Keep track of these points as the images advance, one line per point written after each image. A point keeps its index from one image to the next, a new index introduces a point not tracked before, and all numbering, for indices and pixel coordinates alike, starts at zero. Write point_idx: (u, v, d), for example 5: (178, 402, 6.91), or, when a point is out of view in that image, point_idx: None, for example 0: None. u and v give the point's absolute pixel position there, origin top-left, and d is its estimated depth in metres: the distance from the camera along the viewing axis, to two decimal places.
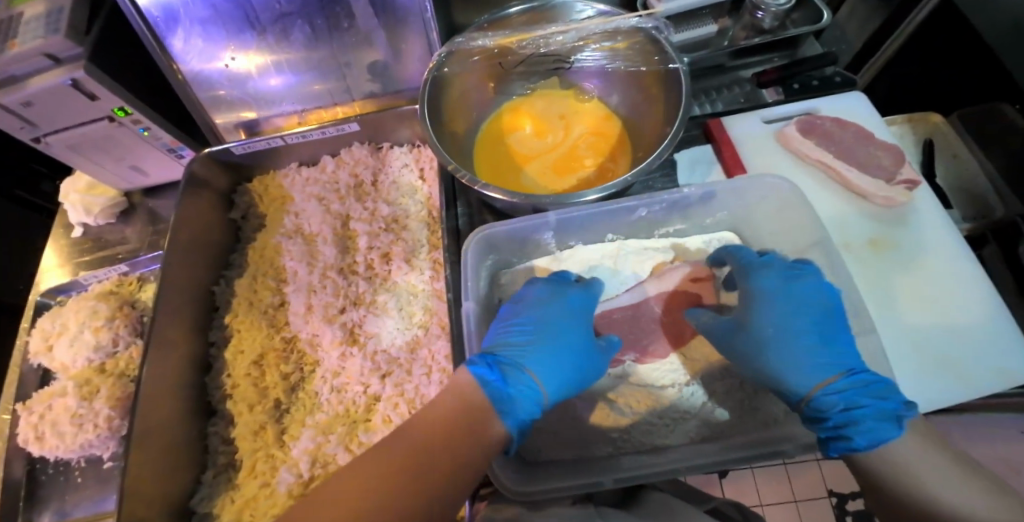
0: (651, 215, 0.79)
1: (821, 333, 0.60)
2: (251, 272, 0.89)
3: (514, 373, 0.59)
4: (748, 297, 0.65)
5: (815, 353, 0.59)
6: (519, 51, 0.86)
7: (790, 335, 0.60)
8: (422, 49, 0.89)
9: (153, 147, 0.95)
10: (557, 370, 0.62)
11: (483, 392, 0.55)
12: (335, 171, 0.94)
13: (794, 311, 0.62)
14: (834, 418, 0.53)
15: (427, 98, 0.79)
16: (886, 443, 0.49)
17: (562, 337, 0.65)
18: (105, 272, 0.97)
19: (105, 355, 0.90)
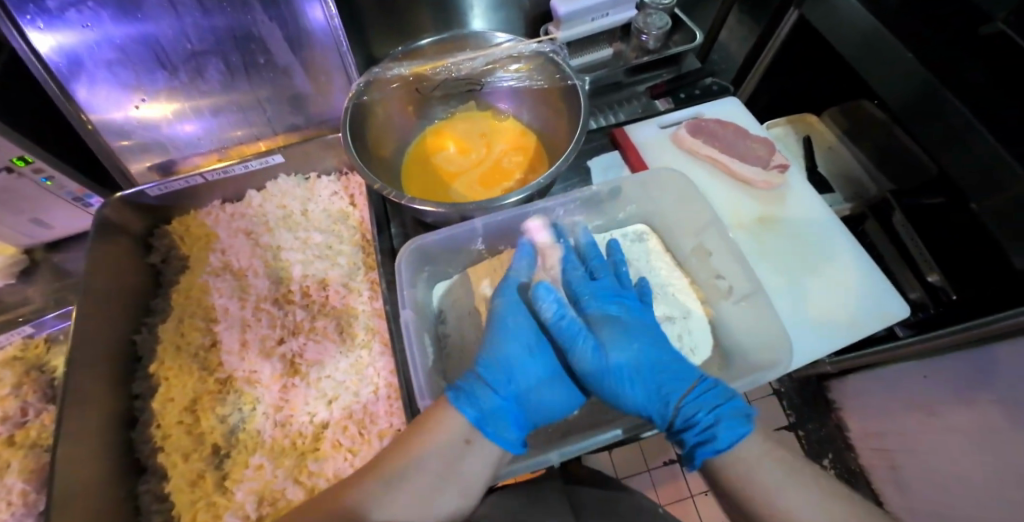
0: (569, 214, 0.86)
1: (655, 364, 0.63)
2: (177, 315, 0.85)
3: (485, 387, 0.59)
4: (592, 321, 0.68)
5: (651, 380, 0.62)
6: (434, 77, 0.91)
7: (638, 358, 0.63)
8: (342, 80, 0.92)
9: (58, 197, 0.89)
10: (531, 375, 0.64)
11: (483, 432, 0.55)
12: (261, 205, 0.92)
13: (631, 334, 0.65)
14: (702, 422, 0.57)
15: (349, 125, 0.81)
16: (740, 439, 0.54)
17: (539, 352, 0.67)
18: (5, 336, 0.88)
19: (12, 426, 0.82)
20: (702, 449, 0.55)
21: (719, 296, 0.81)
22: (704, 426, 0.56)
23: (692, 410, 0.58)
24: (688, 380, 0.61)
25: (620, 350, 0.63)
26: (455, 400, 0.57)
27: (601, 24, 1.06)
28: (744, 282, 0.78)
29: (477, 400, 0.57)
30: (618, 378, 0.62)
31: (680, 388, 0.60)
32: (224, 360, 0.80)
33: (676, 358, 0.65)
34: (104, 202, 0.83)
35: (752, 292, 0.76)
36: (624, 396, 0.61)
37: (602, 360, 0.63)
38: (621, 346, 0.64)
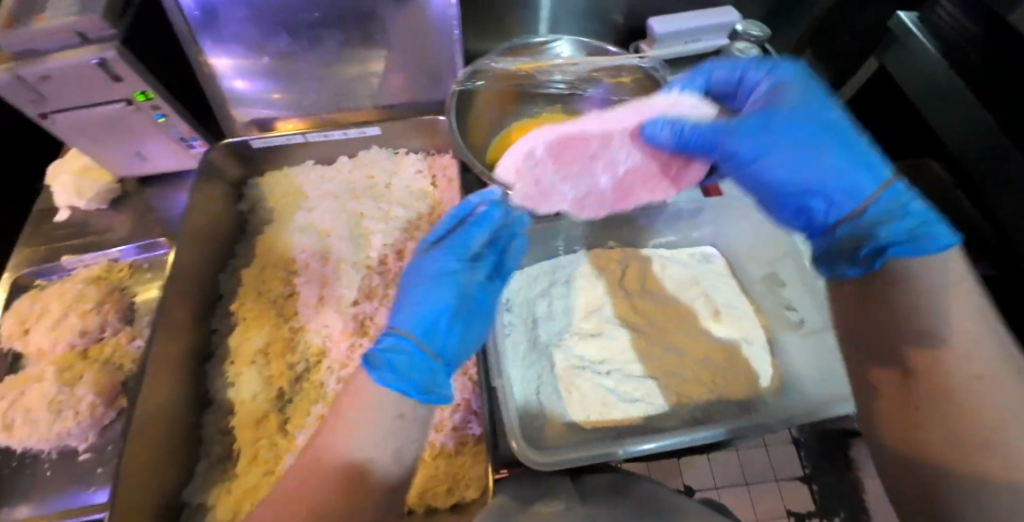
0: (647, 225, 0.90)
1: (811, 137, 0.57)
2: (258, 261, 0.89)
3: (390, 350, 0.62)
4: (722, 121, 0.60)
5: (812, 157, 0.56)
6: (537, 77, 0.93)
7: (794, 134, 0.57)
8: (449, 68, 0.96)
9: (165, 134, 0.94)
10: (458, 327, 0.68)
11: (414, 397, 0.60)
12: (351, 172, 0.97)
13: (782, 115, 0.58)
14: (898, 233, 0.51)
15: (453, 106, 0.87)
16: (945, 246, 0.50)
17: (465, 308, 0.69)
18: (93, 257, 0.94)
19: (90, 340, 0.86)
20: (906, 249, 0.50)
21: (782, 328, 0.83)
22: (905, 230, 0.51)
23: (882, 214, 0.54)
24: (876, 166, 0.55)
25: (794, 104, 0.59)
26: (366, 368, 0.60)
27: (691, 49, 1.09)
28: (814, 317, 0.80)
29: (400, 370, 0.59)
30: (836, 170, 0.56)
31: (863, 177, 0.55)
32: (300, 312, 0.84)
33: (835, 129, 0.57)
34: (214, 145, 0.89)
35: (820, 329, 0.79)
36: (800, 179, 0.57)
37: (777, 158, 0.57)
38: (792, 115, 0.58)
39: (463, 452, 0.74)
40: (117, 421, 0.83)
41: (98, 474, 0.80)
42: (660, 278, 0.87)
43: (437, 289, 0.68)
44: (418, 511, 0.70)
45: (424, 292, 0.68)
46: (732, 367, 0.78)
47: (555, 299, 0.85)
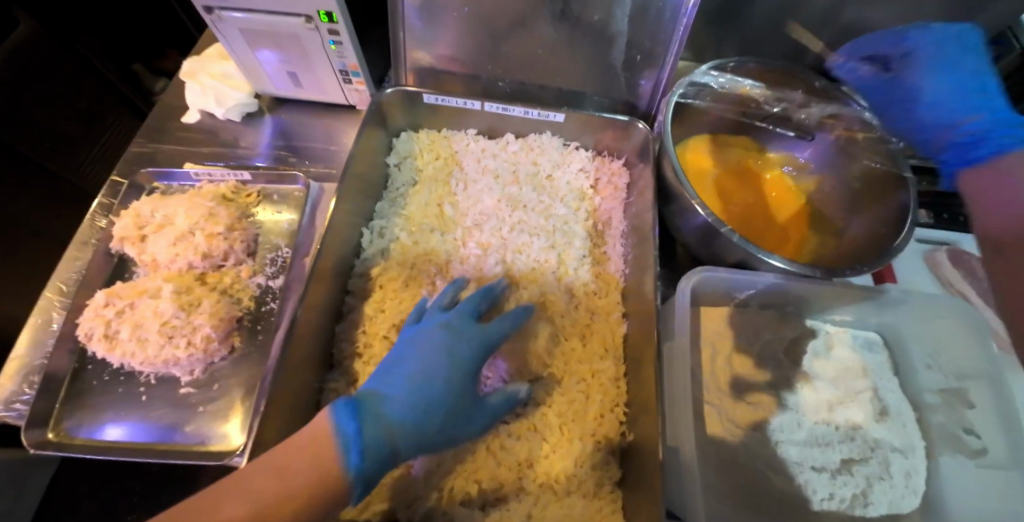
0: (835, 301, 0.81)
1: (971, 90, 0.68)
2: (410, 231, 0.82)
3: (374, 418, 0.55)
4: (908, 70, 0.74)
5: (960, 95, 0.68)
6: (766, 109, 0.85)
7: (944, 92, 0.69)
8: (669, 73, 0.81)
9: (330, 62, 0.85)
10: (417, 431, 0.58)
11: (335, 441, 0.51)
12: (515, 153, 0.89)
13: (949, 77, 0.70)
14: (966, 140, 0.62)
15: (669, 117, 0.78)
16: (1009, 152, 0.58)
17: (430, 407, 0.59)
18: (222, 174, 0.86)
19: (209, 265, 0.80)
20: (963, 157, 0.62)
21: (946, 448, 0.73)
22: (977, 136, 0.61)
23: (973, 127, 0.62)
24: (979, 111, 0.65)
25: (938, 51, 0.73)
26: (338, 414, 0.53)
27: None
28: (1001, 453, 0.71)
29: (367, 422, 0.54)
30: (972, 90, 0.68)
31: (960, 114, 0.66)
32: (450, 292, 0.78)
33: (995, 93, 0.68)
34: (388, 88, 0.81)
35: (1009, 466, 0.70)
36: (939, 95, 0.69)
37: (920, 96, 0.71)
38: (931, 79, 0.71)
39: (599, 496, 0.68)
40: (224, 359, 0.77)
41: (197, 412, 0.73)
42: (828, 358, 0.79)
43: (425, 339, 0.65)
44: None
45: (400, 347, 0.65)
46: (897, 480, 0.70)
47: (719, 352, 0.77)
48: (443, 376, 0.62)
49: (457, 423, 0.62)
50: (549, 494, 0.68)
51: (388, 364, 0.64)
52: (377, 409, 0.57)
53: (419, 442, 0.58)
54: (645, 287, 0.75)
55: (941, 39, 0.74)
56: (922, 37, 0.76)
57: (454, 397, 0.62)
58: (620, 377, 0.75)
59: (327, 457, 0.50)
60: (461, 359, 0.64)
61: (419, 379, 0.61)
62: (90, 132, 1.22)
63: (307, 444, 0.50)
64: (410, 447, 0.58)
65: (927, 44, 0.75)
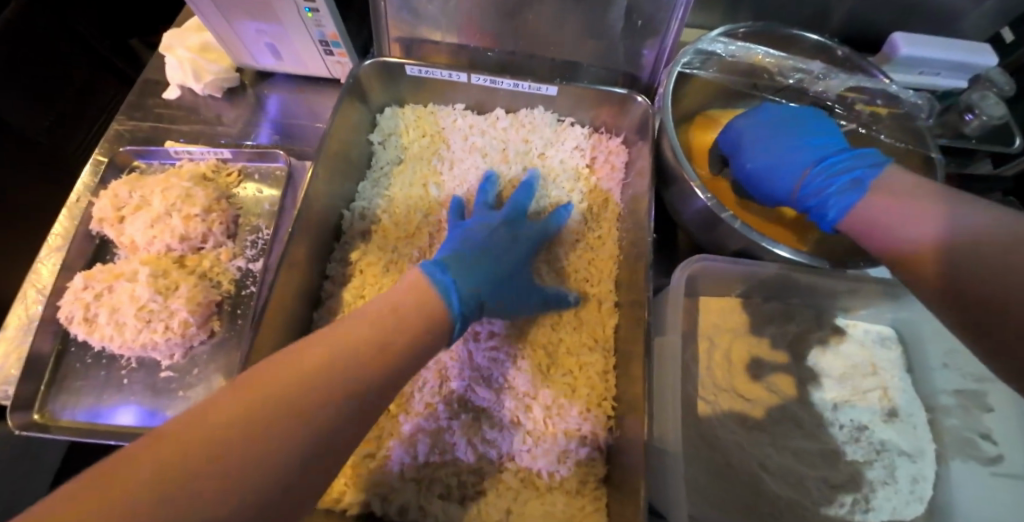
0: (849, 296, 0.75)
1: (809, 143, 0.64)
2: (393, 213, 0.78)
3: (455, 272, 0.60)
4: (737, 141, 0.70)
5: (789, 159, 0.63)
6: (778, 79, 0.77)
7: (776, 161, 0.64)
8: (673, 40, 0.73)
9: (308, 32, 0.79)
10: (489, 269, 0.64)
11: (441, 300, 0.53)
12: (505, 129, 0.83)
13: (781, 138, 0.66)
14: (813, 202, 0.59)
15: (669, 90, 0.71)
16: (852, 207, 0.54)
17: (501, 279, 0.65)
18: (201, 152, 0.83)
19: (188, 248, 0.78)
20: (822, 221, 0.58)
21: (960, 452, 0.69)
22: (823, 198, 0.58)
23: (813, 185, 0.60)
24: (810, 162, 0.61)
25: (755, 126, 0.68)
26: (426, 273, 0.56)
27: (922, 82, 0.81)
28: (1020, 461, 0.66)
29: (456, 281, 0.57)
30: (799, 146, 0.64)
31: (799, 172, 0.62)
32: None
33: (825, 138, 0.64)
34: (367, 59, 0.75)
35: None
36: (778, 175, 0.64)
37: (759, 181, 0.66)
38: (759, 152, 0.66)
39: (584, 493, 0.65)
40: (204, 343, 0.75)
41: (177, 397, 0.72)
42: (836, 353, 0.74)
43: (484, 226, 0.70)
44: None
45: (462, 232, 0.69)
46: (902, 485, 0.66)
47: (716, 345, 0.73)
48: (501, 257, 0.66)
49: (514, 302, 0.67)
50: (531, 490, 0.65)
51: (456, 241, 0.67)
52: (458, 270, 0.61)
53: (495, 297, 0.64)
54: (638, 276, 0.70)
55: (758, 115, 0.70)
56: (746, 124, 0.70)
57: (511, 279, 0.67)
58: (609, 370, 0.71)
59: (432, 300, 0.52)
60: (522, 239, 0.71)
61: (477, 248, 0.65)
62: (78, 108, 1.12)
63: (374, 305, 0.48)
64: (495, 309, 0.65)
65: (746, 131, 0.69)
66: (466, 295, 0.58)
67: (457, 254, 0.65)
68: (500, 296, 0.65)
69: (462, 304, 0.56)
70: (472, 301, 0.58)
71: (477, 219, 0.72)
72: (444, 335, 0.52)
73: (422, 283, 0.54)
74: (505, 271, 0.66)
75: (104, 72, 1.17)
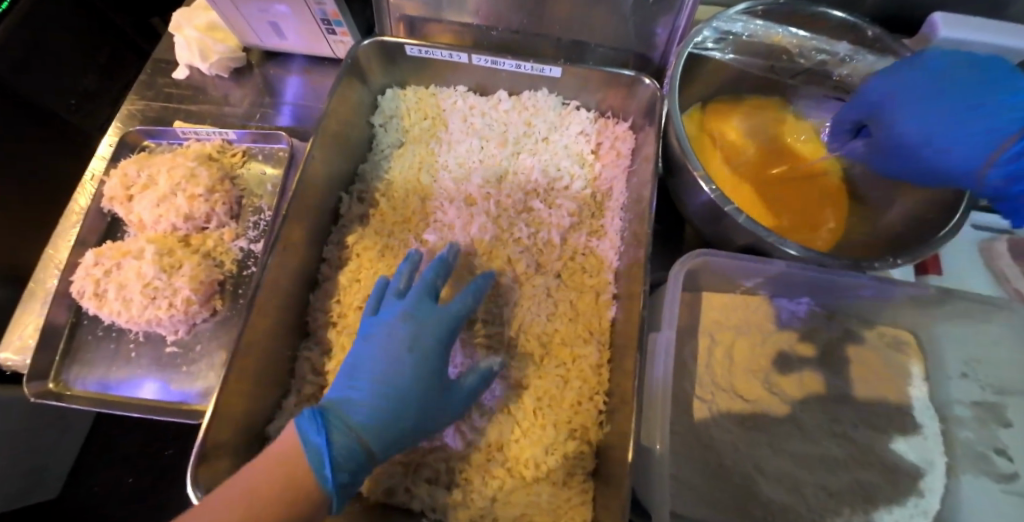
0: (864, 295, 0.71)
1: (1003, 103, 0.49)
2: (392, 197, 0.78)
3: (343, 428, 0.53)
4: (887, 102, 0.57)
5: (970, 128, 0.50)
6: (799, 61, 0.73)
7: (939, 129, 0.52)
8: (686, 18, 0.68)
9: (309, 11, 0.78)
10: (395, 426, 0.56)
11: (308, 457, 0.49)
12: (506, 112, 0.81)
13: (953, 100, 0.51)
14: None
15: (678, 71, 0.67)
16: None
17: (420, 388, 0.58)
18: (207, 133, 0.84)
19: (193, 227, 0.80)
20: None
21: (972, 467, 0.67)
22: None
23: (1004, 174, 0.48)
24: (1006, 136, 0.48)
25: (917, 82, 0.54)
26: (301, 425, 0.51)
27: None
28: None
29: (334, 432, 0.52)
30: (989, 107, 0.49)
31: (984, 149, 0.50)
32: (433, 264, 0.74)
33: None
34: (366, 38, 0.74)
35: None
36: (947, 146, 0.52)
37: (911, 156, 0.55)
38: (921, 118, 0.53)
39: (571, 486, 0.64)
40: (207, 321, 0.77)
41: (181, 372, 0.74)
42: (844, 356, 0.71)
43: (387, 326, 0.60)
44: None
45: (361, 347, 0.60)
46: (907, 498, 0.63)
47: (717, 341, 0.70)
48: (406, 381, 0.57)
49: (438, 382, 0.59)
50: (518, 480, 0.64)
51: (351, 368, 0.59)
52: (346, 419, 0.54)
53: (395, 446, 0.56)
54: (635, 270, 0.68)
55: (924, 63, 0.55)
56: (897, 82, 0.56)
57: (425, 390, 0.58)
58: (603, 363, 0.69)
59: (303, 482, 0.47)
60: (427, 333, 0.61)
61: (383, 382, 0.57)
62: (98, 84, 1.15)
63: (273, 456, 0.48)
64: (387, 448, 0.55)
65: (900, 89, 0.56)
66: (353, 447, 0.52)
67: (374, 354, 0.59)
68: (409, 443, 0.57)
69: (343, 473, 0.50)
70: (353, 457, 0.52)
71: (403, 298, 0.64)
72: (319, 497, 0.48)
73: (289, 443, 0.50)
74: (421, 380, 0.58)
75: (122, 49, 1.19)
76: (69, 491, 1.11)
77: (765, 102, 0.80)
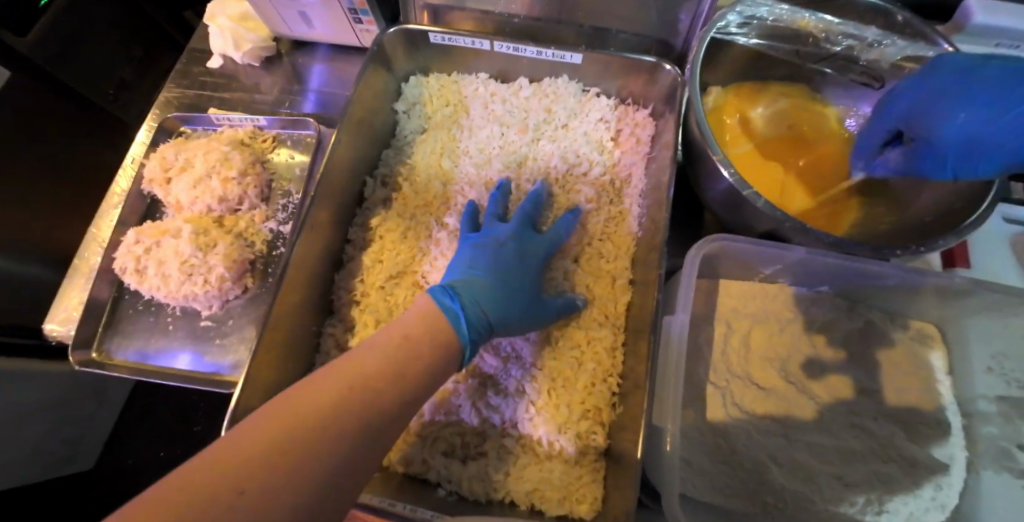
0: (885, 285, 0.70)
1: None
2: (414, 182, 0.80)
3: (468, 296, 0.64)
4: (916, 116, 0.54)
5: (1011, 105, 0.47)
6: (827, 46, 0.71)
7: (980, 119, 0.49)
8: (709, 3, 0.68)
9: (337, 0, 0.80)
10: (508, 306, 0.65)
11: (447, 320, 0.58)
12: (526, 99, 0.82)
13: (983, 90, 0.49)
14: None
15: (699, 57, 0.66)
16: None
17: (519, 285, 0.67)
18: (239, 119, 0.88)
19: (226, 209, 0.83)
20: None
21: (993, 464, 0.66)
22: None
23: None
24: None
25: (933, 87, 0.53)
26: (433, 296, 0.61)
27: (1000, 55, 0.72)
28: None
29: (464, 301, 0.62)
30: None
31: None
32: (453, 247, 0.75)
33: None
34: (391, 27, 0.75)
35: None
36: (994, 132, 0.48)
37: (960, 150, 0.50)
38: (961, 112, 0.50)
39: (582, 464, 0.66)
40: (238, 297, 0.81)
41: (213, 345, 0.79)
42: (862, 346, 0.70)
43: (493, 241, 0.70)
44: (521, 507, 0.64)
45: (471, 253, 0.69)
46: (923, 491, 0.63)
47: (733, 328, 0.71)
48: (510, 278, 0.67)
49: (531, 293, 0.68)
50: (532, 457, 0.67)
51: (470, 262, 0.68)
52: (471, 296, 0.64)
53: (510, 323, 0.65)
54: (651, 255, 0.68)
55: (924, 79, 0.55)
56: (924, 87, 0.54)
57: (524, 291, 0.67)
58: (618, 347, 0.70)
59: (443, 331, 0.56)
60: (530, 256, 0.71)
61: (495, 272, 0.67)
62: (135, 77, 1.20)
63: (403, 325, 0.55)
64: (503, 326, 0.65)
65: (921, 98, 0.54)
66: (481, 317, 0.63)
67: (475, 261, 0.68)
68: (522, 325, 0.66)
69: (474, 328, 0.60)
70: (483, 322, 0.62)
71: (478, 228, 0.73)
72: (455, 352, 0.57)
73: (430, 307, 0.59)
74: (522, 280, 0.68)
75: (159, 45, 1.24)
76: (107, 456, 1.18)
77: (789, 89, 0.78)
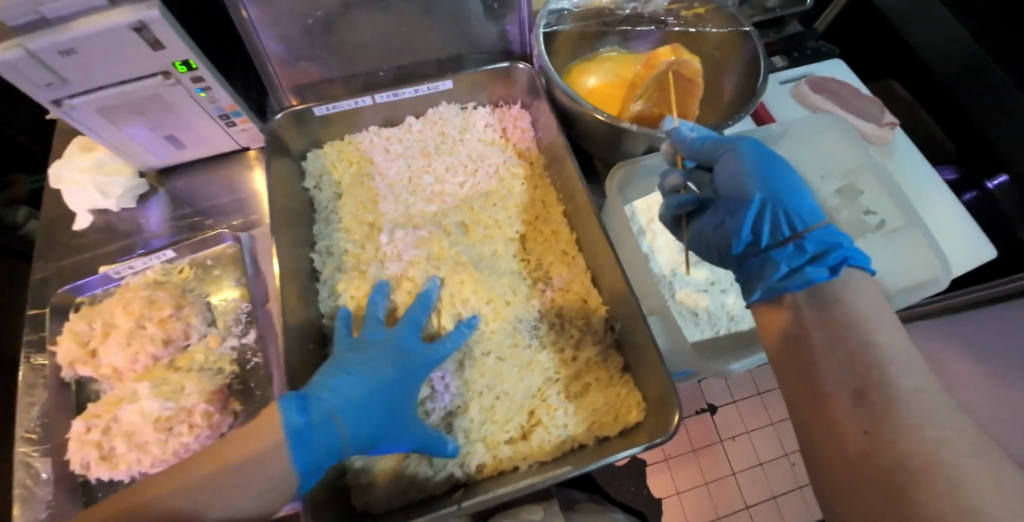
0: None
1: (796, 193, 0.63)
2: (355, 240, 0.85)
3: (327, 422, 0.63)
4: (732, 158, 0.65)
5: (796, 201, 0.62)
6: (618, 12, 0.91)
7: (783, 202, 0.61)
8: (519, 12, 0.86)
9: (206, 110, 0.82)
10: (365, 419, 0.65)
11: (280, 429, 0.60)
12: (420, 131, 0.92)
13: (779, 188, 0.63)
14: (768, 245, 0.61)
15: (541, 45, 0.84)
16: (816, 283, 0.55)
17: (382, 403, 0.66)
18: (144, 261, 0.84)
19: (174, 350, 0.78)
20: (789, 282, 0.56)
21: None
22: (811, 252, 0.57)
23: (823, 235, 0.58)
24: (812, 224, 0.60)
25: (751, 155, 0.64)
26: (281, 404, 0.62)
27: None
28: (896, 215, 0.83)
29: (312, 421, 0.62)
30: (796, 199, 0.62)
31: (810, 222, 0.61)
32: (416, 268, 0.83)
33: (807, 204, 0.63)
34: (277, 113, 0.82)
35: (902, 228, 0.82)
36: (771, 185, 0.62)
37: (740, 191, 0.63)
38: (768, 193, 0.62)
39: (615, 384, 0.75)
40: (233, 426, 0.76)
41: None
42: None
43: (373, 354, 0.69)
44: (589, 444, 0.72)
45: (352, 364, 0.68)
46: None
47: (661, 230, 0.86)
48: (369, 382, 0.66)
49: (389, 432, 0.66)
50: (577, 400, 0.76)
51: (346, 366, 0.68)
52: (324, 403, 0.64)
53: (370, 439, 0.65)
54: (579, 204, 0.83)
55: (761, 149, 0.65)
56: (746, 144, 0.66)
57: (382, 411, 0.66)
58: (590, 286, 0.82)
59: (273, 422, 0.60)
60: (408, 375, 0.69)
61: (346, 403, 0.64)
62: None
63: (262, 427, 0.61)
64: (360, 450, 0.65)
65: (744, 158, 0.64)
66: (332, 436, 0.63)
67: (348, 376, 0.67)
68: (384, 441, 0.66)
69: (312, 459, 0.61)
70: (330, 458, 0.63)
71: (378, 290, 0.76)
72: (280, 468, 0.58)
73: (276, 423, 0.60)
74: (387, 376, 0.67)
75: None
76: None
77: (609, 52, 0.98)
